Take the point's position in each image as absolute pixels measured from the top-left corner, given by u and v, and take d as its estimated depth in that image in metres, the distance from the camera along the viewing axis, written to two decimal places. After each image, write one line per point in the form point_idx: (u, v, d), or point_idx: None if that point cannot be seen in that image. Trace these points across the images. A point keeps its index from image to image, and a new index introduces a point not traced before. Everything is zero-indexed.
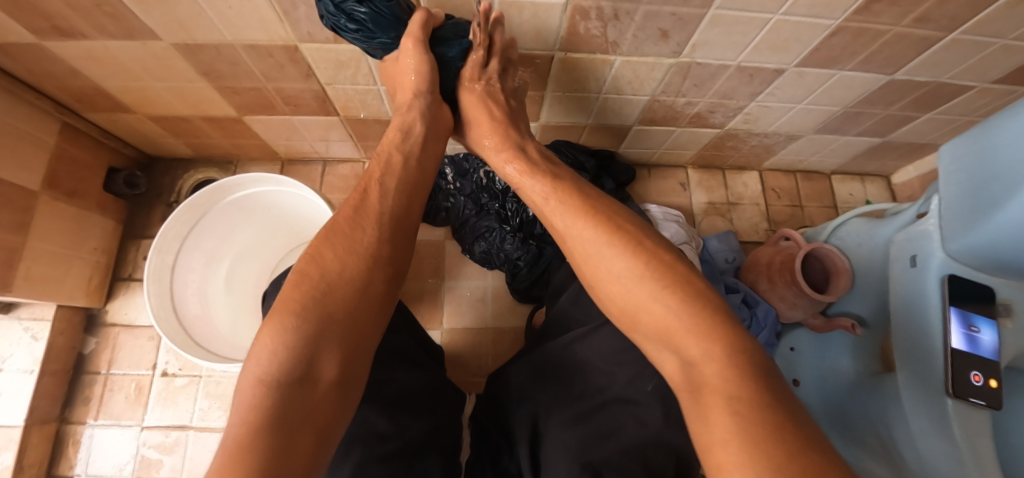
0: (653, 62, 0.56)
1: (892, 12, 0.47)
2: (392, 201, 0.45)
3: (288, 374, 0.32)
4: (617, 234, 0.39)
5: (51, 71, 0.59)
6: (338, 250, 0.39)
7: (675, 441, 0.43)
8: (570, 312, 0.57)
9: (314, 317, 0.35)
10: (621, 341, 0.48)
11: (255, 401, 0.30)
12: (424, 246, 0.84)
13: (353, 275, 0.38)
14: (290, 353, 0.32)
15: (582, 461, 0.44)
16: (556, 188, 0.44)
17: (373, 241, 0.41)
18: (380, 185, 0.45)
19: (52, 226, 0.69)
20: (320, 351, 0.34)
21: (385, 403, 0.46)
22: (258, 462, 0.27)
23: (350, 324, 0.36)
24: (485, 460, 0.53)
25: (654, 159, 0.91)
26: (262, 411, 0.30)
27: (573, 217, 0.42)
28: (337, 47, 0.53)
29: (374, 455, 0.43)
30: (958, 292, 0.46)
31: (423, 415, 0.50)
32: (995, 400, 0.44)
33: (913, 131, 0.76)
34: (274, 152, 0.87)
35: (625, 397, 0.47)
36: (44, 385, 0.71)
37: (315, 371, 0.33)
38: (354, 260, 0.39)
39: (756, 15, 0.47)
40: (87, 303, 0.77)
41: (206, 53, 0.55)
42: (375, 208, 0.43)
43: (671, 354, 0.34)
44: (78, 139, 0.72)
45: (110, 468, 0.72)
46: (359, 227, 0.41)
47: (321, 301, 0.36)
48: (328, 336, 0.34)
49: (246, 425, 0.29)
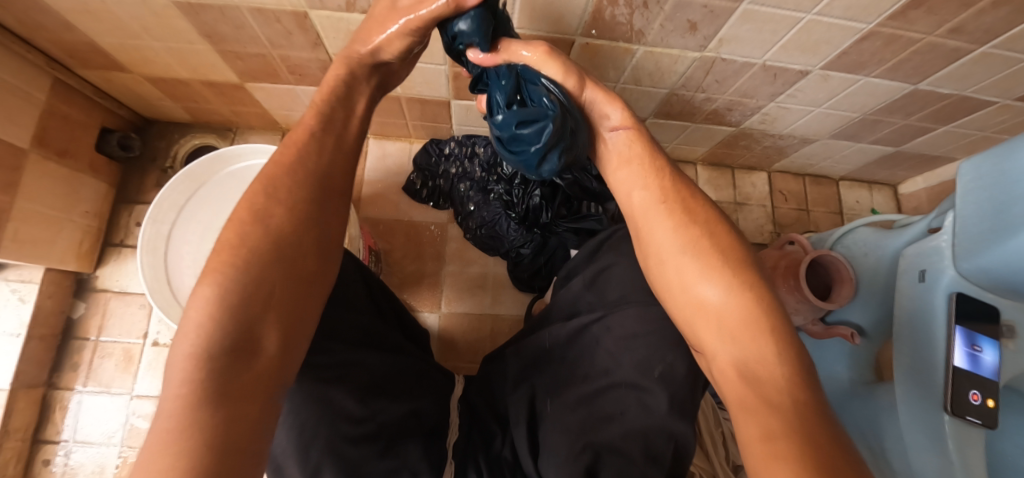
0: (677, 54, 0.54)
1: (927, 20, 0.46)
2: (327, 159, 0.38)
3: (225, 345, 0.28)
4: (665, 214, 0.39)
5: (43, 23, 0.55)
6: (274, 213, 0.33)
7: (680, 430, 0.42)
8: (582, 294, 0.55)
9: (245, 284, 0.30)
10: (638, 325, 0.47)
11: (182, 384, 0.26)
12: (425, 229, 0.83)
13: (281, 237, 0.33)
14: (219, 326, 0.28)
15: (584, 442, 0.44)
16: (641, 154, 0.43)
17: (307, 199, 0.35)
18: (316, 140, 0.38)
19: (42, 188, 0.66)
20: (259, 322, 0.30)
21: (355, 385, 0.43)
22: (202, 436, 0.25)
23: (291, 294, 0.32)
24: (472, 442, 0.51)
25: (665, 153, 0.90)
26: (194, 387, 0.26)
27: (647, 191, 0.41)
28: (348, 17, 0.50)
29: (345, 437, 0.40)
30: (963, 310, 0.46)
31: (395, 396, 0.48)
32: (991, 418, 0.44)
33: (927, 142, 0.76)
34: (275, 121, 0.84)
35: (632, 383, 0.45)
36: (31, 350, 0.70)
37: (252, 343, 0.29)
38: (279, 218, 0.33)
39: (788, 13, 0.46)
40: (77, 268, 0.75)
41: (210, 14, 0.51)
42: (307, 167, 0.36)
43: (725, 349, 0.33)
44: (70, 97, 0.69)
45: (99, 436, 0.72)
46: (290, 193, 0.34)
47: (263, 267, 0.31)
48: (268, 308, 0.31)
49: (180, 400, 0.26)
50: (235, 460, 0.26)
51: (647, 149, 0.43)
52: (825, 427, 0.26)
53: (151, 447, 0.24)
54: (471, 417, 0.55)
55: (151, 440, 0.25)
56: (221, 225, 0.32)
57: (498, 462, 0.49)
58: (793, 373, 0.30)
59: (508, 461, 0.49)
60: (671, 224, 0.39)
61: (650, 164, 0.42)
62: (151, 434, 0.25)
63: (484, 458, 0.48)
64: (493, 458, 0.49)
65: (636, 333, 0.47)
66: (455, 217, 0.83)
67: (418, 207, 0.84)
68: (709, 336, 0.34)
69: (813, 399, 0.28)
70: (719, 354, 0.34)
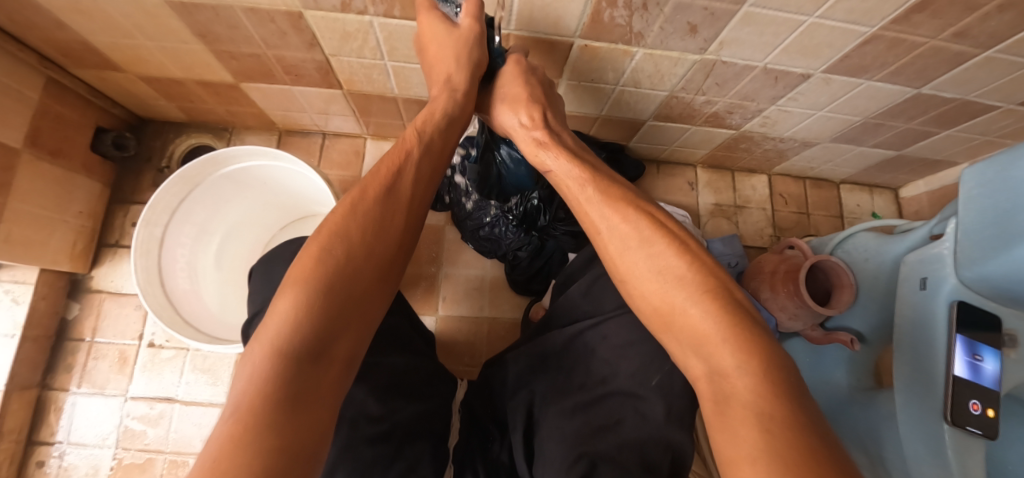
0: (677, 56, 0.53)
1: (931, 24, 0.45)
2: (419, 186, 0.42)
3: (305, 348, 0.30)
4: (607, 246, 0.39)
5: (34, 21, 0.54)
6: (371, 228, 0.37)
7: (677, 440, 0.42)
8: (578, 302, 0.55)
9: (334, 291, 0.32)
10: (631, 333, 0.47)
11: (258, 384, 0.27)
12: (423, 231, 0.83)
13: (371, 253, 0.36)
14: (302, 329, 0.30)
15: (579, 452, 0.42)
16: (578, 186, 0.42)
17: (401, 224, 0.39)
18: (414, 167, 0.42)
19: (35, 188, 0.65)
20: (339, 328, 0.32)
21: (375, 385, 0.44)
22: (275, 436, 0.25)
23: (368, 305, 0.35)
24: (471, 445, 0.52)
25: (664, 155, 0.89)
26: (270, 387, 0.27)
27: (591, 223, 0.41)
28: (343, 18, 0.49)
29: (364, 436, 0.41)
30: (964, 319, 0.46)
31: (413, 397, 0.48)
32: (991, 429, 0.43)
33: (929, 147, 0.75)
34: (271, 122, 0.83)
35: (627, 391, 0.45)
36: (25, 351, 0.69)
37: (327, 347, 0.31)
38: (375, 235, 0.37)
39: (790, 16, 0.45)
40: (71, 269, 0.75)
41: (202, 14, 0.51)
42: (406, 192, 0.40)
43: (695, 359, 0.32)
44: (64, 96, 0.68)
45: (93, 437, 0.72)
46: (392, 212, 0.39)
47: (338, 274, 0.33)
48: (349, 315, 0.33)
49: (256, 399, 0.27)
50: (304, 464, 0.26)
51: (588, 173, 0.43)
52: (803, 438, 0.24)
53: (221, 440, 0.25)
54: (472, 421, 0.55)
55: (223, 432, 0.25)
56: (317, 231, 0.36)
57: (495, 467, 0.49)
58: (765, 381, 0.28)
59: (505, 465, 0.49)
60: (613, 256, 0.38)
61: (592, 185, 0.42)
62: (219, 429, 0.26)
63: (481, 465, 0.49)
64: (490, 464, 0.49)
65: (626, 341, 0.48)
66: (452, 219, 0.83)
67: None
68: (676, 348, 0.34)
69: (793, 408, 0.26)
70: (689, 363, 0.33)
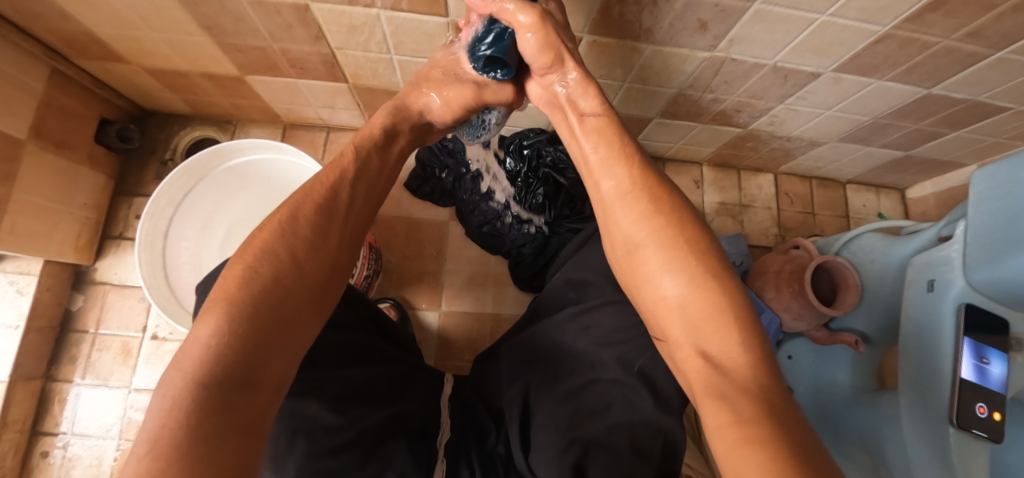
0: (686, 53, 0.53)
1: (945, 24, 0.44)
2: (359, 206, 0.42)
3: (229, 377, 0.28)
4: (633, 203, 0.36)
5: (39, 12, 0.54)
6: (304, 249, 0.36)
7: (666, 425, 0.43)
8: (565, 292, 0.56)
9: (262, 313, 0.31)
10: (617, 321, 0.49)
11: (172, 418, 0.25)
12: (426, 227, 0.82)
13: (307, 275, 0.35)
14: (225, 356, 0.28)
15: (571, 437, 0.44)
16: (609, 139, 0.39)
17: (336, 245, 0.38)
18: (350, 187, 0.41)
19: (40, 179, 0.65)
20: (266, 353, 0.30)
21: (327, 396, 0.42)
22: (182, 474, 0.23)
23: (300, 327, 0.33)
24: (466, 437, 0.49)
25: (670, 153, 0.89)
26: (190, 421, 0.25)
27: (617, 177, 0.38)
28: (350, 10, 0.49)
29: (322, 448, 0.39)
30: (971, 322, 0.45)
31: (376, 404, 0.46)
32: (997, 432, 0.43)
33: (937, 148, 0.74)
34: (276, 115, 0.83)
35: (614, 379, 0.46)
36: (30, 342, 0.70)
37: (254, 375, 0.29)
38: (309, 253, 0.36)
39: (802, 14, 0.44)
40: (76, 261, 0.75)
41: (208, 6, 0.50)
42: (343, 212, 0.40)
43: (686, 337, 0.31)
44: (68, 87, 0.68)
45: (96, 429, 0.72)
46: (326, 233, 0.38)
47: (265, 298, 0.32)
48: (279, 338, 0.31)
49: (170, 436, 0.24)
50: None
51: (620, 132, 0.40)
52: (793, 417, 0.24)
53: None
54: (465, 412, 0.54)
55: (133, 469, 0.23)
56: (240, 253, 0.34)
57: (491, 458, 0.47)
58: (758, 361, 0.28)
59: (502, 456, 0.47)
60: (638, 214, 0.36)
61: (620, 143, 0.39)
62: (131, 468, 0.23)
63: (474, 454, 0.46)
64: (485, 454, 0.47)
65: (614, 329, 0.49)
66: (456, 215, 0.82)
67: (419, 205, 0.84)
68: (675, 329, 0.32)
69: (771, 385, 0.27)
70: (681, 343, 0.32)
